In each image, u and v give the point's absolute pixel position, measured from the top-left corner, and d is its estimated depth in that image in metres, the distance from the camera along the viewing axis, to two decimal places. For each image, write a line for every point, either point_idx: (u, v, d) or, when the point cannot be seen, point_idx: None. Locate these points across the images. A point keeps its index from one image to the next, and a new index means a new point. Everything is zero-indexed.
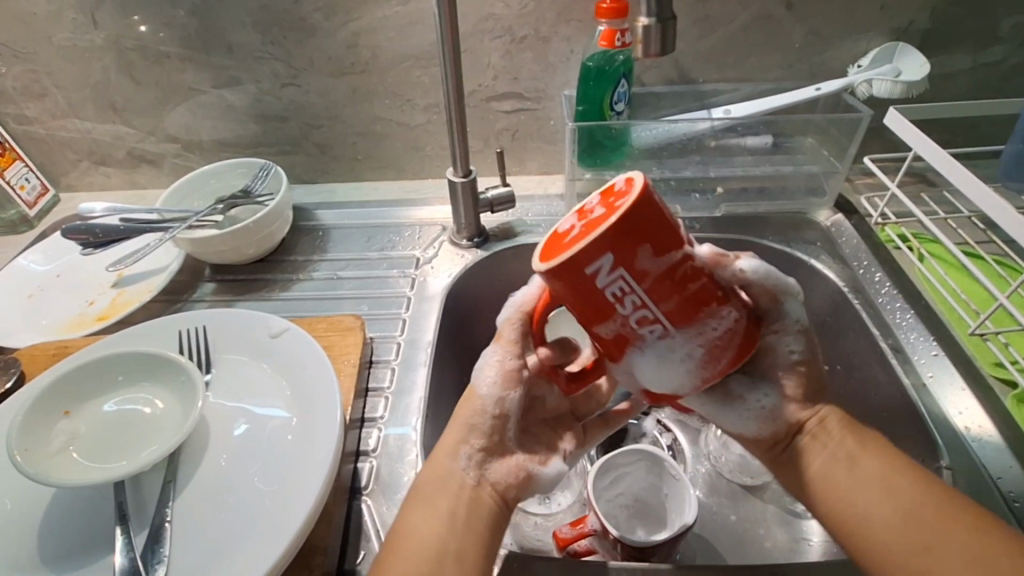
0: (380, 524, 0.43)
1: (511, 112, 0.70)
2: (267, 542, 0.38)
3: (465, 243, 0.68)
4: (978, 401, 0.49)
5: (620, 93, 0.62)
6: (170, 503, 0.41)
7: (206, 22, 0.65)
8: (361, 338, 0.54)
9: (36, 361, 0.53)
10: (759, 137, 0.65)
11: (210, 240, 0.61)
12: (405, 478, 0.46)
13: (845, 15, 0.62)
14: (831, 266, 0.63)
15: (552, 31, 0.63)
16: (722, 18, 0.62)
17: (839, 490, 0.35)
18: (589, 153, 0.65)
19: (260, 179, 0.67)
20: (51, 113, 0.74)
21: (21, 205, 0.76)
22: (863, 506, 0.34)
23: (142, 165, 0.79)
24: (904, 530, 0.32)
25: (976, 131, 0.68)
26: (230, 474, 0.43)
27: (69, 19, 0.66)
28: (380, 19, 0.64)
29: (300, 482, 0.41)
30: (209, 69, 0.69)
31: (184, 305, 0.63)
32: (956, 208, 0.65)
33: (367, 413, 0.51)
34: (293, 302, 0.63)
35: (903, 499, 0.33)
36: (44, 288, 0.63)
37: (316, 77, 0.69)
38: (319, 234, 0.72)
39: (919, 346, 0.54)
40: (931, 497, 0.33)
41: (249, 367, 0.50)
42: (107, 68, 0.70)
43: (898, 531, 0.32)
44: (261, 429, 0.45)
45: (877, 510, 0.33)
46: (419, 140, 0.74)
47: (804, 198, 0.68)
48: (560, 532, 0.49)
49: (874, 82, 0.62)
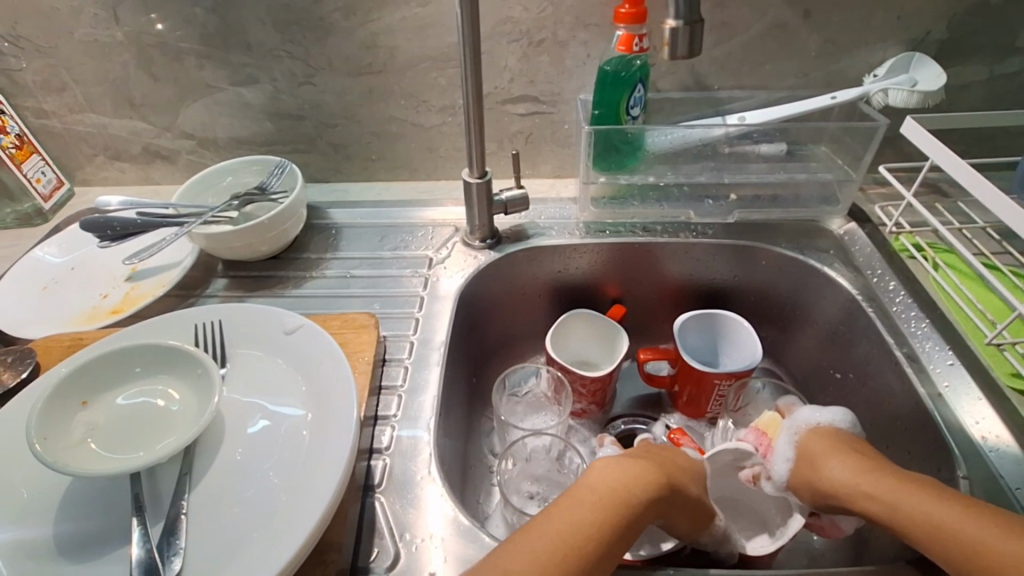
0: (393, 523, 0.43)
1: (526, 115, 0.70)
2: (284, 537, 0.38)
3: (478, 245, 0.68)
4: (996, 412, 0.49)
5: (636, 97, 0.62)
6: (185, 496, 0.41)
7: (226, 20, 0.66)
8: (375, 336, 0.54)
9: (52, 352, 0.53)
10: (773, 145, 0.65)
11: (226, 236, 0.61)
12: (417, 477, 0.46)
13: (861, 25, 0.62)
14: (845, 274, 0.63)
15: (569, 35, 0.64)
16: (739, 25, 0.62)
17: (865, 473, 0.42)
18: (603, 157, 0.65)
19: (275, 176, 0.68)
20: (69, 107, 0.74)
21: (35, 197, 0.76)
22: (903, 502, 0.40)
23: (156, 161, 0.79)
24: (867, 490, 0.42)
25: (989, 142, 0.68)
26: (248, 467, 0.43)
27: (90, 15, 0.67)
28: (399, 20, 0.65)
29: (316, 478, 0.41)
30: (227, 66, 0.70)
31: (197, 300, 0.63)
32: (971, 219, 0.65)
33: (380, 411, 0.51)
34: (305, 299, 0.63)
35: (926, 501, 0.39)
36: (59, 281, 0.64)
37: (333, 77, 0.69)
38: (332, 232, 0.72)
39: (935, 355, 0.54)
40: (867, 494, 0.42)
41: (263, 363, 0.50)
42: (127, 64, 0.70)
43: (876, 496, 0.41)
44: (276, 425, 0.45)
45: (828, 479, 0.44)
46: (433, 141, 0.75)
47: (817, 206, 0.68)
48: None
49: (891, 92, 0.62)
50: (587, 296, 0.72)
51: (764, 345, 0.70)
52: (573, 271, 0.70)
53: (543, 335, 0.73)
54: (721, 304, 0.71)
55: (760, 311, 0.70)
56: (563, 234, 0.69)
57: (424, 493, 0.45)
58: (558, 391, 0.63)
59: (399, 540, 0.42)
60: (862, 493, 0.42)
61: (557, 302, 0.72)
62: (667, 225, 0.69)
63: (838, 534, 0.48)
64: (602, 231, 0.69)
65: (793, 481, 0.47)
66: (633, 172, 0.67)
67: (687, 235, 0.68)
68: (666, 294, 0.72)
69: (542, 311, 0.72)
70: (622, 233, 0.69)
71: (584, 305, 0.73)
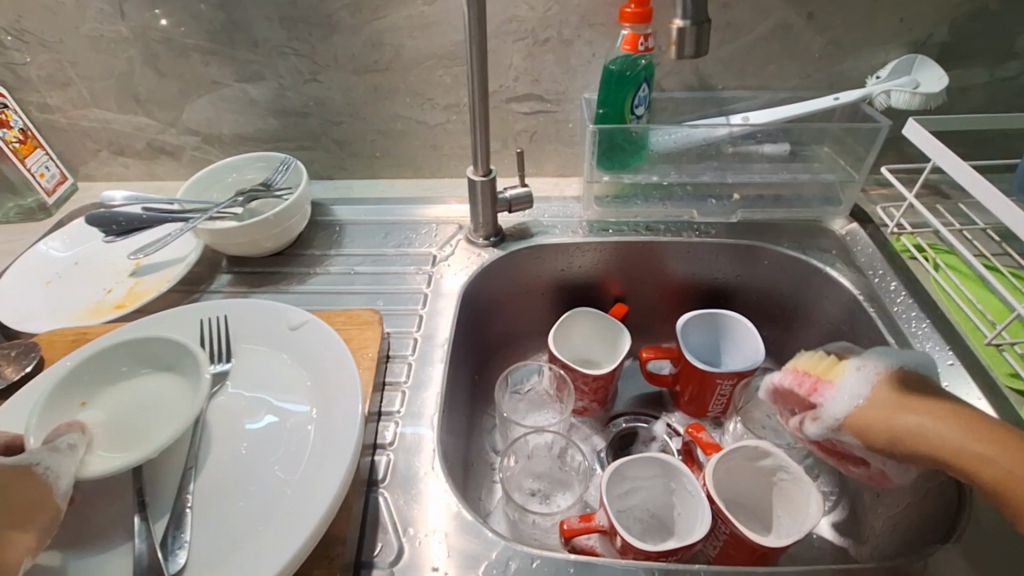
0: (397, 517, 0.43)
1: (530, 113, 0.70)
2: (289, 531, 0.38)
3: (482, 242, 0.68)
4: (995, 413, 0.49)
5: (640, 97, 0.62)
6: (190, 490, 0.41)
7: (232, 16, 0.66)
8: (379, 332, 0.54)
9: (56, 346, 0.53)
10: (776, 145, 0.65)
11: (231, 232, 0.61)
12: (421, 472, 0.46)
13: (865, 27, 0.63)
14: (847, 274, 0.63)
15: (574, 34, 0.64)
16: (744, 26, 0.63)
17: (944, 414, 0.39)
18: (607, 156, 0.65)
19: (279, 172, 0.68)
20: (73, 102, 0.75)
21: (39, 192, 0.76)
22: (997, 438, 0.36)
23: (160, 157, 0.80)
24: (952, 435, 0.38)
25: (991, 145, 0.69)
26: (252, 461, 0.43)
27: (96, 11, 0.67)
28: (405, 18, 0.65)
29: (320, 472, 0.41)
30: (232, 63, 0.70)
31: (201, 296, 0.63)
32: (972, 220, 0.66)
33: (384, 407, 0.51)
34: (309, 295, 0.63)
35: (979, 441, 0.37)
36: (62, 275, 0.64)
37: (338, 74, 0.69)
38: (335, 229, 0.72)
39: (935, 355, 0.54)
40: (952, 439, 0.38)
41: (267, 358, 0.50)
42: (132, 59, 0.70)
43: (964, 440, 0.37)
44: (280, 419, 0.45)
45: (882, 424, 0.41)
46: (437, 139, 0.75)
47: (819, 207, 0.68)
48: (570, 523, 0.51)
49: (894, 93, 0.62)
50: (590, 294, 0.72)
51: (765, 345, 0.71)
52: (576, 269, 0.70)
53: (546, 333, 0.73)
54: (723, 303, 0.71)
55: (761, 311, 0.70)
56: (567, 232, 0.69)
57: (427, 488, 0.45)
58: (560, 389, 0.63)
59: (402, 535, 0.42)
60: (946, 439, 0.38)
61: (560, 300, 0.72)
62: (670, 224, 0.70)
63: (890, 484, 0.47)
64: (606, 230, 0.69)
65: (850, 418, 0.44)
66: (636, 171, 0.67)
67: (690, 235, 0.68)
68: (668, 293, 0.72)
69: (545, 309, 0.72)
70: (625, 232, 0.69)
71: (586, 303, 0.73)
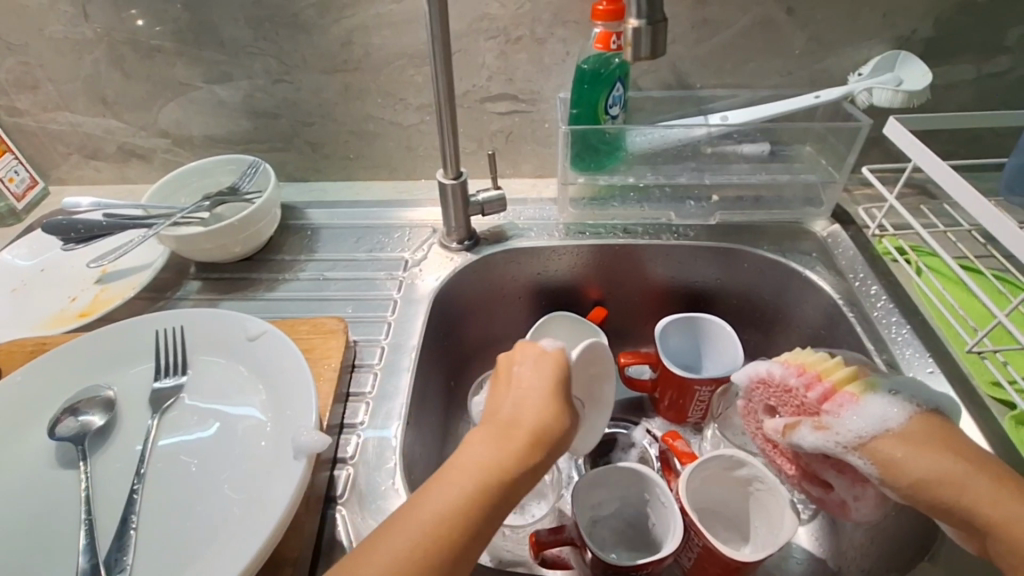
0: (353, 535, 0.42)
1: (505, 113, 0.69)
2: (233, 554, 0.36)
3: (455, 246, 0.67)
4: (975, 422, 0.48)
5: (615, 96, 0.61)
6: (135, 509, 0.40)
7: (198, 16, 0.64)
8: (343, 341, 0.52)
9: (13, 357, 0.52)
10: (755, 144, 0.63)
11: (196, 238, 0.59)
12: (381, 487, 0.45)
13: (847, 23, 0.61)
14: (827, 277, 0.61)
15: (547, 32, 0.62)
16: (721, 23, 0.61)
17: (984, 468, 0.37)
18: (582, 157, 0.64)
19: (248, 177, 0.66)
20: (41, 105, 0.73)
21: (8, 197, 0.75)
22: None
23: (132, 160, 0.78)
24: (991, 494, 0.36)
25: (976, 143, 0.67)
26: (203, 478, 0.42)
27: (60, 12, 0.65)
28: (374, 17, 0.63)
29: (270, 490, 0.40)
30: (200, 64, 0.68)
31: (167, 303, 0.62)
32: (956, 221, 0.64)
33: (347, 419, 0.50)
34: (277, 302, 0.62)
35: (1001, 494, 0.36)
36: (27, 283, 0.63)
37: (308, 74, 0.68)
38: (307, 233, 0.71)
39: (915, 362, 0.52)
40: (988, 495, 0.36)
41: (224, 371, 0.48)
42: (98, 61, 0.69)
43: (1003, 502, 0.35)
44: (234, 435, 0.44)
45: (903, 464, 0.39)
46: (411, 140, 0.73)
47: (801, 208, 0.66)
48: (539, 536, 0.49)
49: (875, 91, 0.60)
50: (568, 298, 0.71)
51: (746, 349, 0.69)
52: (553, 273, 0.69)
53: (523, 337, 0.72)
54: (704, 306, 0.70)
55: (742, 314, 0.69)
56: (542, 235, 0.68)
57: (386, 504, 0.44)
58: None
59: None
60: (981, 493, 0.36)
61: (537, 304, 0.71)
62: (648, 226, 0.68)
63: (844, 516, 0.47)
64: (582, 233, 0.68)
65: (868, 445, 0.40)
66: (612, 173, 0.66)
67: (668, 237, 0.67)
68: (648, 296, 0.70)
69: (523, 314, 0.71)
70: (602, 235, 0.68)
71: (565, 307, 0.71)
